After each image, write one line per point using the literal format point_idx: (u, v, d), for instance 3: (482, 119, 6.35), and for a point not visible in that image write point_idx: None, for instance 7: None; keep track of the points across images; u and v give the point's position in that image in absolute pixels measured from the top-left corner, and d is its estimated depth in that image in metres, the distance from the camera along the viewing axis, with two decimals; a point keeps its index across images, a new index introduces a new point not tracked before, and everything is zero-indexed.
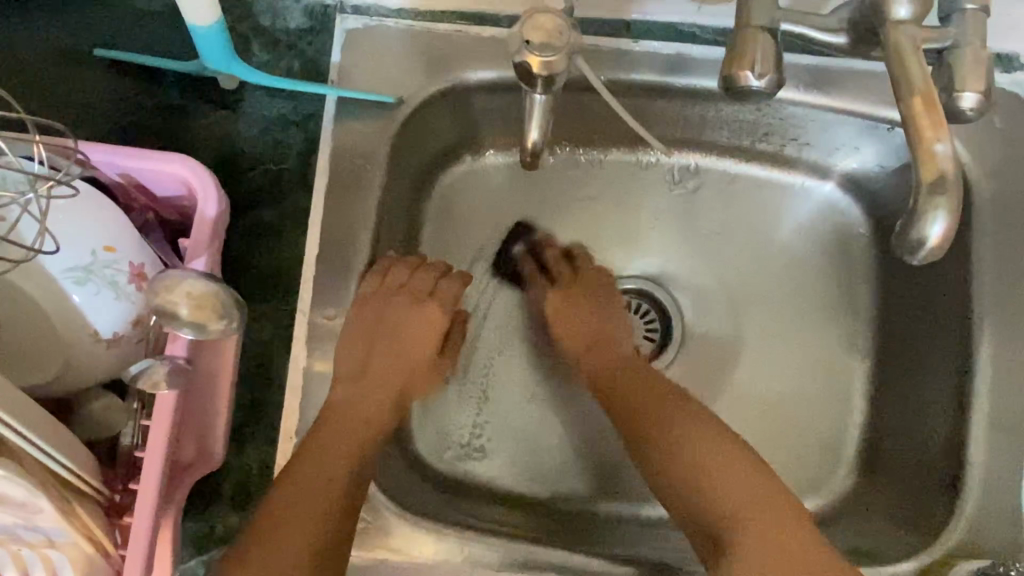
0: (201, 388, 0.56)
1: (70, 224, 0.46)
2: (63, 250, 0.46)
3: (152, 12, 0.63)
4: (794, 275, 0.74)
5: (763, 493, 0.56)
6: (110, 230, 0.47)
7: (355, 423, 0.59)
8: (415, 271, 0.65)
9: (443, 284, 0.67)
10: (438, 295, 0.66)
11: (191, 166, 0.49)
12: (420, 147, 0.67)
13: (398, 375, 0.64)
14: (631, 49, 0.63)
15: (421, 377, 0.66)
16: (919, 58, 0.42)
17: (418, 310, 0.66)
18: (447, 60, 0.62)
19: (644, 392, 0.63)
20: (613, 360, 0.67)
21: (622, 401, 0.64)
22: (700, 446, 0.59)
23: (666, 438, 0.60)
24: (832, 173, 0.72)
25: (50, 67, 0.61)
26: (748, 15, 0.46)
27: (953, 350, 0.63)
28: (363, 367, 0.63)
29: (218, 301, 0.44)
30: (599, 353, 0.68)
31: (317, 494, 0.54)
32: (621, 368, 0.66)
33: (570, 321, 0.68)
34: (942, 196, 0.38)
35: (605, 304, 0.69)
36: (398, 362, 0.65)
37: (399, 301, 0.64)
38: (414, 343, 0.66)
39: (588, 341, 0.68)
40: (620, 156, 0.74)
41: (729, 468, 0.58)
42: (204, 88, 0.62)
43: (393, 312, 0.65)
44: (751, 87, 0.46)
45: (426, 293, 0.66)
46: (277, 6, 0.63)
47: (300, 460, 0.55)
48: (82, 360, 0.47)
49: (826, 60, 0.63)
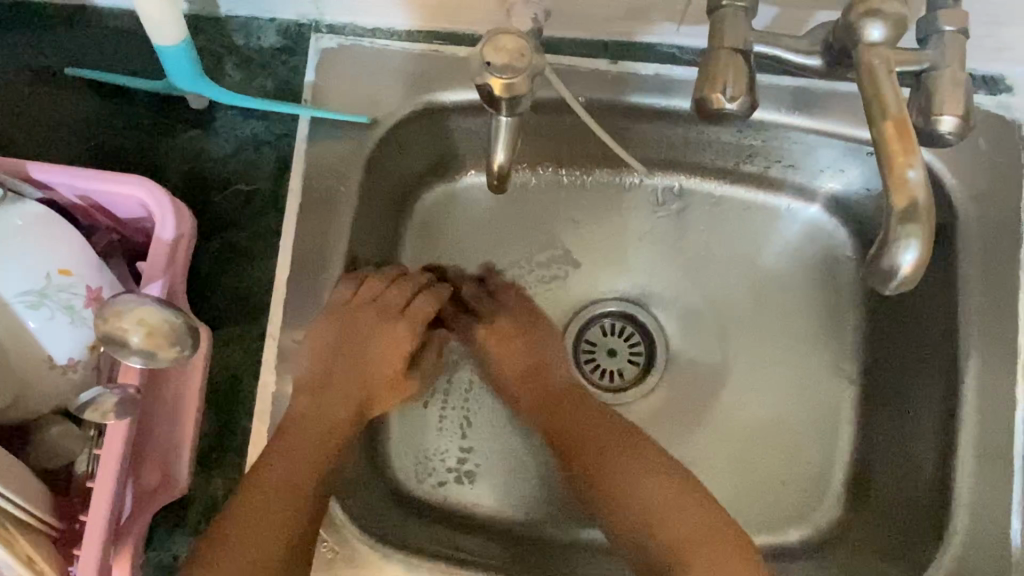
0: (162, 416, 0.55)
1: (18, 249, 0.45)
2: (17, 275, 0.45)
3: (123, 28, 0.62)
4: (778, 299, 0.72)
5: (698, 515, 0.57)
6: (62, 254, 0.46)
7: (316, 435, 0.58)
8: (391, 281, 0.63)
9: (417, 298, 0.64)
10: (410, 312, 0.64)
11: (147, 184, 0.48)
12: (395, 166, 0.66)
13: (360, 389, 0.62)
14: (609, 70, 0.62)
15: (387, 392, 0.63)
16: (892, 80, 0.40)
17: (388, 324, 0.63)
18: (423, 79, 0.61)
19: (580, 425, 0.63)
20: (553, 387, 0.65)
21: (569, 432, 0.63)
22: (635, 470, 0.59)
23: (601, 468, 0.60)
24: (818, 196, 0.71)
25: (22, 88, 0.61)
26: (718, 36, 0.45)
27: (940, 376, 0.62)
28: (323, 383, 0.61)
29: (170, 329, 0.43)
30: (531, 384, 0.65)
31: (269, 520, 0.53)
32: (547, 398, 0.65)
33: (507, 349, 0.66)
34: (914, 223, 0.37)
35: (527, 334, 0.66)
36: (364, 379, 0.62)
37: (369, 313, 0.62)
38: (382, 357, 0.63)
39: (524, 375, 0.66)
40: (603, 178, 0.73)
41: (680, 499, 0.58)
42: (177, 109, 0.61)
43: (362, 323, 0.62)
44: (723, 111, 0.44)
45: (398, 309, 0.63)
46: (251, 24, 0.63)
47: (261, 482, 0.55)
48: (35, 391, 0.46)
49: (809, 83, 0.62)
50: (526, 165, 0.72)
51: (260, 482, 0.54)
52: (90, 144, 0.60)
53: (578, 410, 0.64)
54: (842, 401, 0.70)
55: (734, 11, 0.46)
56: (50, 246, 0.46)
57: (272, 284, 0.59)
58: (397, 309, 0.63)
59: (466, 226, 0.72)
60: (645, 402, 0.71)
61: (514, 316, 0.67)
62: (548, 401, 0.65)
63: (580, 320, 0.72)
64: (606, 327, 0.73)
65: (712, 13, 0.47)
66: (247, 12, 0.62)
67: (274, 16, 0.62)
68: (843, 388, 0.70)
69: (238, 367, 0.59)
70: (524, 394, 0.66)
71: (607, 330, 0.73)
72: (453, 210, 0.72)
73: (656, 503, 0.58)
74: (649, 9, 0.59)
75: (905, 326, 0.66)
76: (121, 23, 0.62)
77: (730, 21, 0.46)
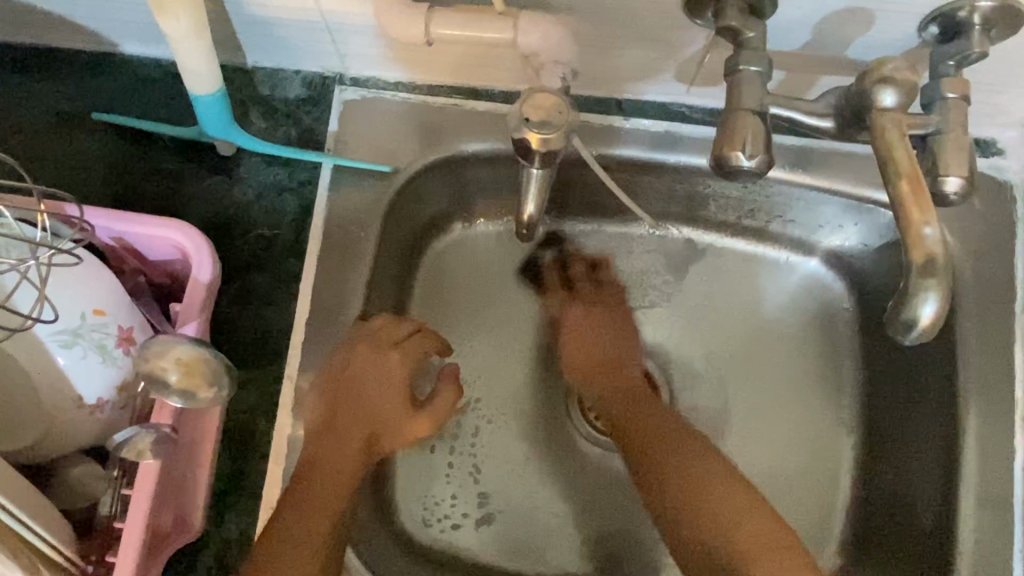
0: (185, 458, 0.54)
1: (61, 290, 0.45)
2: (55, 315, 0.45)
3: (148, 75, 0.64)
4: (781, 351, 0.74)
5: (764, 527, 0.56)
6: (101, 294, 0.47)
7: (327, 474, 0.57)
8: (387, 318, 0.62)
9: (413, 335, 0.63)
10: (405, 345, 0.62)
11: (185, 229, 0.49)
12: (410, 213, 0.67)
13: (363, 427, 0.61)
14: (622, 125, 0.65)
15: (394, 431, 0.62)
16: (905, 142, 0.43)
17: (381, 358, 0.62)
18: (441, 131, 0.63)
19: (641, 422, 0.65)
20: (621, 384, 0.69)
21: (631, 429, 0.64)
22: (702, 469, 0.60)
23: (664, 464, 0.61)
24: (817, 249, 0.73)
25: (49, 131, 0.62)
26: (737, 99, 0.48)
27: (941, 425, 0.63)
28: (328, 422, 0.60)
29: (206, 365, 0.44)
30: (606, 374, 0.69)
31: (288, 561, 0.52)
32: (624, 391, 0.68)
33: (586, 343, 0.71)
34: (933, 277, 0.39)
35: (614, 324, 0.72)
36: (364, 420, 0.61)
37: (365, 347, 0.61)
38: (380, 398, 0.63)
39: (595, 365, 0.70)
40: (612, 229, 0.75)
41: (736, 501, 0.58)
42: (202, 154, 0.63)
43: (357, 360, 0.61)
44: (740, 168, 0.47)
45: (393, 343, 0.62)
46: (277, 75, 0.65)
47: (280, 521, 0.54)
48: (64, 431, 0.46)
49: (812, 142, 0.65)
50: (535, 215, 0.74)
51: (276, 528, 0.54)
52: (116, 187, 0.61)
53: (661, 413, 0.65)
54: (842, 450, 0.71)
55: (751, 76, 0.48)
56: (91, 285, 0.46)
57: (291, 327, 0.60)
58: (390, 343, 0.62)
59: (476, 271, 0.74)
60: None
61: (610, 316, 0.72)
62: (626, 393, 0.68)
63: None
64: None
65: (728, 76, 0.50)
66: (273, 64, 0.64)
67: (301, 69, 0.65)
68: (843, 438, 0.71)
69: (254, 409, 0.59)
70: (592, 385, 0.69)
71: None
72: (463, 257, 0.74)
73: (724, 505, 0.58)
74: (662, 70, 0.62)
75: (903, 377, 0.68)
76: (148, 71, 0.64)
77: (746, 84, 0.48)
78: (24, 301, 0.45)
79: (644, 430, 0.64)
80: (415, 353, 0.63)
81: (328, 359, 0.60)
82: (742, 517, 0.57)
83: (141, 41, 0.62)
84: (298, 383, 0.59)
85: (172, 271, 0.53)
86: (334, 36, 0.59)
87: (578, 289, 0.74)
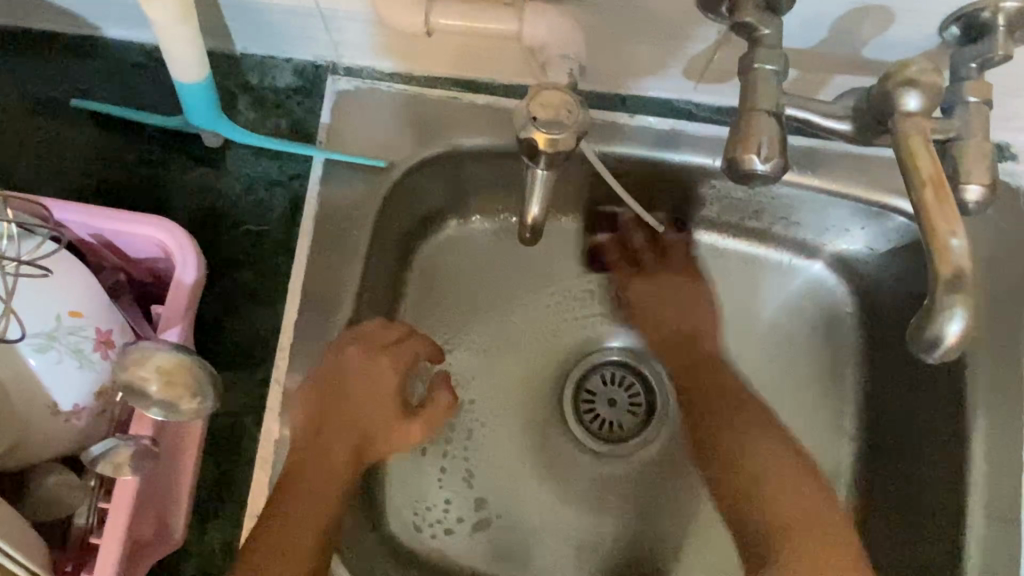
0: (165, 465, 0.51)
1: (35, 295, 0.43)
2: (27, 321, 0.42)
3: (130, 61, 0.61)
4: (783, 357, 0.72)
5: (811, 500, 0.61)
6: (77, 297, 0.44)
7: (314, 482, 0.55)
8: (375, 321, 0.60)
9: (402, 340, 0.61)
10: (393, 350, 0.60)
11: (168, 228, 0.47)
12: (404, 209, 0.65)
13: (353, 432, 0.60)
14: (627, 122, 0.62)
15: (384, 435, 0.61)
16: (929, 148, 0.41)
17: (372, 362, 0.60)
18: (437, 125, 0.61)
19: (720, 387, 0.68)
20: (696, 353, 0.70)
21: (716, 402, 0.67)
22: (775, 459, 0.63)
23: (749, 449, 0.64)
24: (822, 253, 0.71)
25: (25, 118, 0.59)
26: (752, 100, 0.46)
27: (949, 437, 0.62)
28: (317, 427, 0.58)
29: (190, 375, 0.42)
30: (683, 350, 0.70)
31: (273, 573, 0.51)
32: (706, 360, 0.69)
33: (650, 310, 0.72)
34: (960, 293, 0.37)
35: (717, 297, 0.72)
36: (353, 424, 0.60)
37: (353, 350, 0.59)
38: (368, 402, 0.61)
39: (671, 333, 0.71)
40: (612, 228, 0.73)
41: (787, 479, 0.62)
42: (188, 145, 0.60)
43: (345, 362, 0.59)
44: (755, 171, 0.45)
45: (383, 346, 0.60)
46: (267, 63, 0.62)
47: (267, 531, 0.52)
48: (37, 441, 0.44)
49: (820, 143, 0.63)
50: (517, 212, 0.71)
51: (264, 538, 0.52)
52: (97, 178, 0.59)
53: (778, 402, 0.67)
54: (842, 458, 0.70)
55: (766, 75, 0.46)
56: (66, 288, 0.44)
57: (280, 328, 0.58)
58: (380, 346, 0.60)
59: (473, 269, 0.71)
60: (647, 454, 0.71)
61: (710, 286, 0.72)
62: (688, 360, 0.69)
63: (577, 372, 0.72)
64: (607, 377, 0.73)
65: (743, 75, 0.47)
66: (263, 51, 0.62)
67: (292, 57, 0.62)
68: (843, 446, 0.70)
69: (239, 413, 0.57)
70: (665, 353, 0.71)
71: (608, 379, 0.73)
72: (457, 255, 0.71)
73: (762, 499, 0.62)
74: (670, 66, 0.59)
75: (909, 385, 0.66)
76: (131, 56, 0.61)
77: (762, 84, 0.46)
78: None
79: (727, 399, 0.67)
80: (403, 359, 0.61)
81: (317, 361, 0.57)
82: (798, 493, 0.61)
83: (124, 26, 0.59)
84: (286, 386, 0.57)
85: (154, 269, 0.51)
86: (328, 24, 0.57)
87: (642, 262, 0.72)
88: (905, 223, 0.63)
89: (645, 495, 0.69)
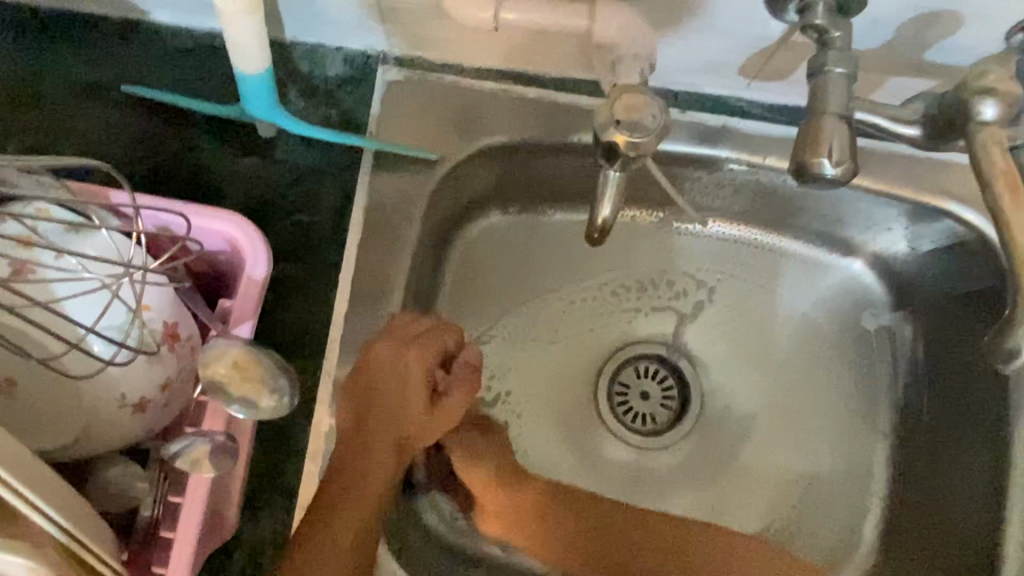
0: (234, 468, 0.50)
1: (153, 298, 0.45)
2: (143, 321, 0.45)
3: (182, 47, 0.60)
4: (819, 355, 0.71)
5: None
6: (162, 296, 0.46)
7: (353, 490, 0.52)
8: (402, 314, 0.56)
9: (430, 331, 0.55)
10: (421, 341, 0.54)
11: (241, 224, 0.50)
12: (445, 203, 0.64)
13: (388, 432, 0.54)
14: (679, 117, 0.62)
15: (420, 436, 0.55)
16: (1006, 156, 0.41)
17: (399, 357, 0.54)
18: (488, 120, 0.61)
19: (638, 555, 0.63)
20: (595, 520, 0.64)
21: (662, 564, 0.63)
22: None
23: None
24: (862, 251, 0.70)
25: (72, 102, 0.59)
26: (822, 101, 0.45)
27: (989, 436, 0.62)
28: (354, 429, 0.54)
29: (260, 368, 0.45)
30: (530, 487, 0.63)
31: None
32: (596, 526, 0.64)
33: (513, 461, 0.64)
34: None
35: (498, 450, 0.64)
36: (388, 424, 0.54)
37: (381, 347, 0.54)
38: (398, 402, 0.54)
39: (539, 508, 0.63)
40: (651, 221, 0.72)
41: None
42: (237, 133, 0.59)
43: (374, 361, 0.54)
44: (824, 175, 0.43)
45: (410, 339, 0.54)
46: (317, 51, 0.62)
47: (310, 535, 0.50)
48: (103, 429, 0.44)
49: (877, 143, 0.63)
50: (556, 205, 0.71)
51: (306, 541, 0.50)
52: (145, 164, 0.58)
53: (507, 477, 0.62)
54: (872, 459, 0.69)
55: (836, 78, 0.46)
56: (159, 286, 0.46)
57: (330, 319, 0.57)
58: (408, 339, 0.54)
59: (512, 260, 0.71)
60: (680, 446, 0.71)
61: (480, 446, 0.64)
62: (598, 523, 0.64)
63: (613, 364, 0.72)
64: (640, 370, 0.73)
65: (811, 77, 0.47)
66: (314, 39, 0.61)
67: (342, 45, 0.61)
68: (877, 441, 0.69)
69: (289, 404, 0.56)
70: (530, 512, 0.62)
71: (640, 372, 0.73)
72: (495, 245, 0.70)
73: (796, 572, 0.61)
74: (726, 65, 0.59)
75: (953, 387, 0.65)
76: (182, 43, 0.60)
77: (833, 85, 0.46)
78: (110, 325, 0.44)
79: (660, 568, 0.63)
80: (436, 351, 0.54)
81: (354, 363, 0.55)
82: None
83: (177, 12, 0.59)
84: (334, 378, 0.56)
85: (212, 262, 0.52)
86: (386, 14, 0.56)
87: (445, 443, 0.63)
88: (957, 228, 0.63)
89: (682, 490, 0.69)
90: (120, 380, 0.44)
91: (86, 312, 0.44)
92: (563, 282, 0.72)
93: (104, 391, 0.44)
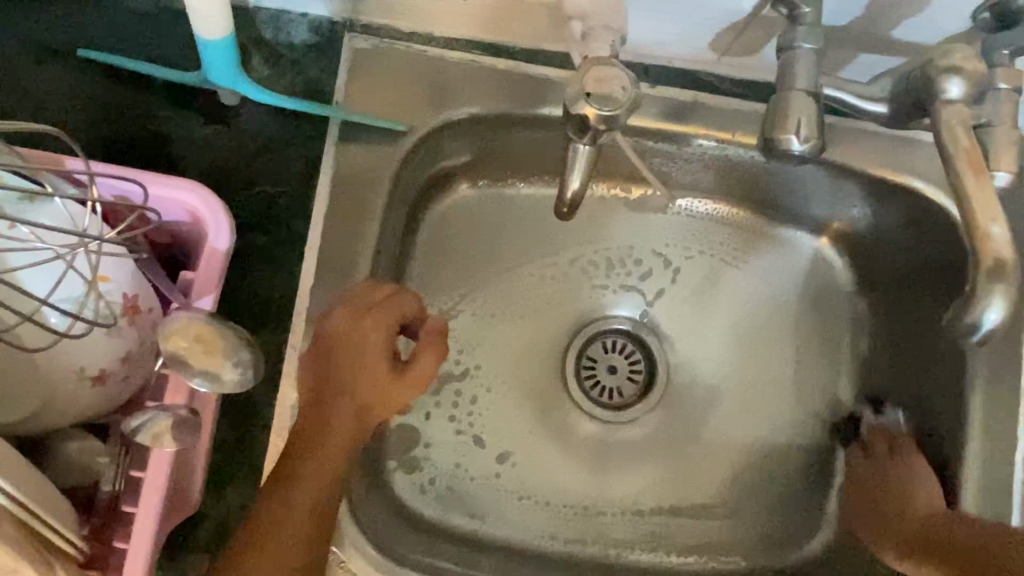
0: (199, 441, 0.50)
1: (109, 267, 0.44)
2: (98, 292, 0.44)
3: (141, 10, 0.58)
4: (784, 330, 0.72)
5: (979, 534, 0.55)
6: (121, 266, 0.45)
7: (304, 456, 0.52)
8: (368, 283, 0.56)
9: (389, 300, 0.55)
10: (376, 311, 0.54)
11: (203, 192, 0.48)
12: (412, 174, 0.64)
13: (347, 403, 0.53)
14: (649, 91, 0.62)
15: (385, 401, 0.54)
16: (968, 133, 0.42)
17: (354, 322, 0.54)
18: (456, 91, 0.60)
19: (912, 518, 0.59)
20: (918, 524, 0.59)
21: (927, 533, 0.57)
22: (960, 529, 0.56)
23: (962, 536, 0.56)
24: (826, 229, 0.71)
25: (26, 66, 0.57)
26: (793, 77, 0.46)
27: (945, 407, 0.63)
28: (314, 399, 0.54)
29: (223, 342, 0.45)
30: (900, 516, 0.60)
31: (274, 538, 0.50)
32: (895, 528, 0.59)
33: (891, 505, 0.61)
34: (1000, 283, 0.39)
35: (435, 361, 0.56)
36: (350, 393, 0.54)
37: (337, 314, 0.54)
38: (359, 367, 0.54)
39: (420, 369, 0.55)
40: (621, 195, 0.72)
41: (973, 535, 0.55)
42: (200, 100, 0.58)
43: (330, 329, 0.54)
44: (793, 151, 0.44)
45: (367, 306, 0.54)
46: (282, 18, 0.60)
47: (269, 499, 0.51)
48: (63, 402, 0.43)
49: (843, 119, 0.63)
50: (526, 178, 0.70)
51: (267, 508, 0.51)
52: (108, 132, 0.57)
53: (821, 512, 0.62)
54: (833, 428, 0.70)
55: (804, 54, 0.46)
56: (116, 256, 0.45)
57: (297, 291, 0.57)
58: (364, 306, 0.55)
59: (481, 231, 0.70)
60: (649, 418, 0.70)
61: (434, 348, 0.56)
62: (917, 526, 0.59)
63: (581, 338, 0.72)
64: (609, 344, 0.72)
65: (781, 53, 0.47)
66: (277, 5, 0.59)
67: (307, 11, 0.60)
68: (836, 414, 0.71)
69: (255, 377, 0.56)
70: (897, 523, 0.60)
71: (608, 346, 0.72)
72: (464, 219, 0.70)
73: (931, 513, 0.59)
74: (698, 38, 0.59)
75: (912, 360, 0.67)
76: (141, 7, 0.59)
77: (802, 61, 0.46)
78: (61, 297, 0.43)
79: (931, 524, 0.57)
80: (392, 319, 0.55)
81: (315, 334, 0.55)
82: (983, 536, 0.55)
83: None
84: (300, 351, 0.55)
85: (173, 232, 0.51)
86: None
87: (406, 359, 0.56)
88: (921, 206, 0.63)
89: (650, 459, 0.69)
90: (79, 353, 0.43)
91: (38, 282, 0.42)
92: (532, 253, 0.71)
93: (63, 366, 0.43)
